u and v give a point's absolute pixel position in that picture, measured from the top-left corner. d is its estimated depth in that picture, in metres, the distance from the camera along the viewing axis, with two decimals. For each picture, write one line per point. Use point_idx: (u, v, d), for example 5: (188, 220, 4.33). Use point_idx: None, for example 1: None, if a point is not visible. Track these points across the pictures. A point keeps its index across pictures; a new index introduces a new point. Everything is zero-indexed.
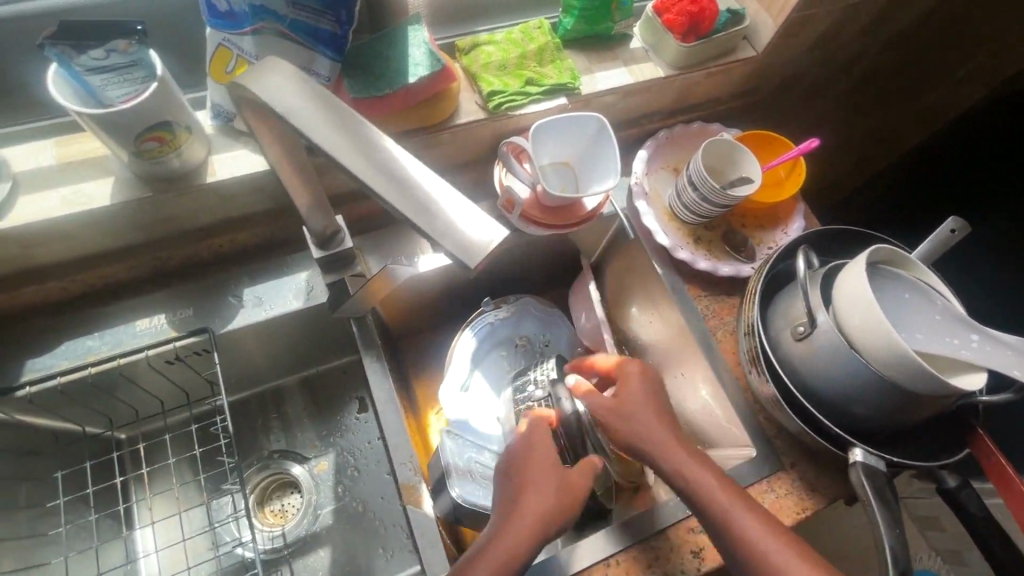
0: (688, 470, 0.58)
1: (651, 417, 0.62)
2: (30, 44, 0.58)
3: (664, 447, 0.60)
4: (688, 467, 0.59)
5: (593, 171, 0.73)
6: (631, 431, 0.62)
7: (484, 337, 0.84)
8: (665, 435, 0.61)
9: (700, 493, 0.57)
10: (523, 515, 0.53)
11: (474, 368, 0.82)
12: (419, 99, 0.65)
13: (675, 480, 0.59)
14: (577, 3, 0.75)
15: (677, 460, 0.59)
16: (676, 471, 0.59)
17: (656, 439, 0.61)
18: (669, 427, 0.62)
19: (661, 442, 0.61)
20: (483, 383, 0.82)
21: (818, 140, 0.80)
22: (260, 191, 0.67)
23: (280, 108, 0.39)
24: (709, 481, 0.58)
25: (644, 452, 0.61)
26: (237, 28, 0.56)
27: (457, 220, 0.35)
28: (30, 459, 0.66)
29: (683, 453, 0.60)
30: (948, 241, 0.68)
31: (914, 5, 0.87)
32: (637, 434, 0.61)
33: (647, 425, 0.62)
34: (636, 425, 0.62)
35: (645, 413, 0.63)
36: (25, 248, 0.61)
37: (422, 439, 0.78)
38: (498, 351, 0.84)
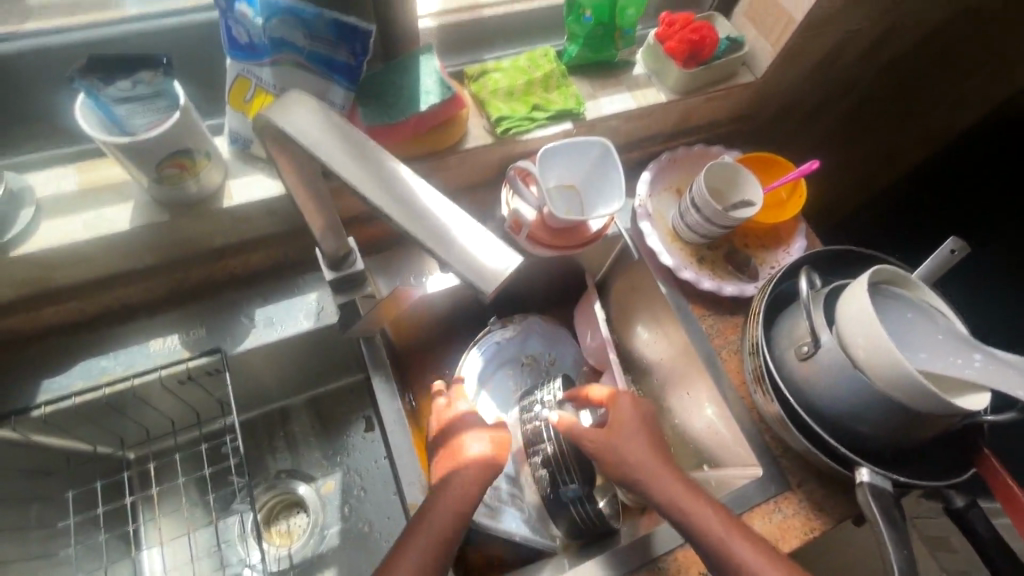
0: (683, 501, 0.59)
1: (643, 447, 0.63)
2: (57, 76, 0.61)
3: (658, 478, 0.60)
4: (682, 498, 0.59)
5: (598, 194, 0.75)
6: (623, 462, 0.62)
7: (492, 357, 0.85)
8: (657, 465, 0.62)
9: (697, 524, 0.57)
10: (463, 485, 0.61)
11: (482, 387, 0.83)
12: (429, 125, 0.67)
13: (671, 512, 0.59)
14: (581, 33, 0.77)
15: (673, 491, 0.60)
16: (671, 502, 0.59)
17: (647, 467, 0.61)
18: (661, 457, 0.63)
19: (653, 472, 0.61)
20: (490, 402, 0.82)
21: (819, 162, 0.81)
22: (274, 214, 0.69)
23: (303, 140, 0.41)
24: (704, 512, 0.58)
25: (638, 483, 0.61)
26: (257, 60, 0.59)
27: (472, 247, 0.37)
28: (42, 479, 0.66)
29: (678, 484, 0.60)
30: (948, 261, 0.69)
31: (910, 32, 0.90)
32: (631, 465, 0.62)
33: (640, 454, 0.62)
34: (627, 458, 0.62)
35: (637, 445, 0.63)
36: (45, 272, 0.62)
37: None
38: (506, 371, 0.85)
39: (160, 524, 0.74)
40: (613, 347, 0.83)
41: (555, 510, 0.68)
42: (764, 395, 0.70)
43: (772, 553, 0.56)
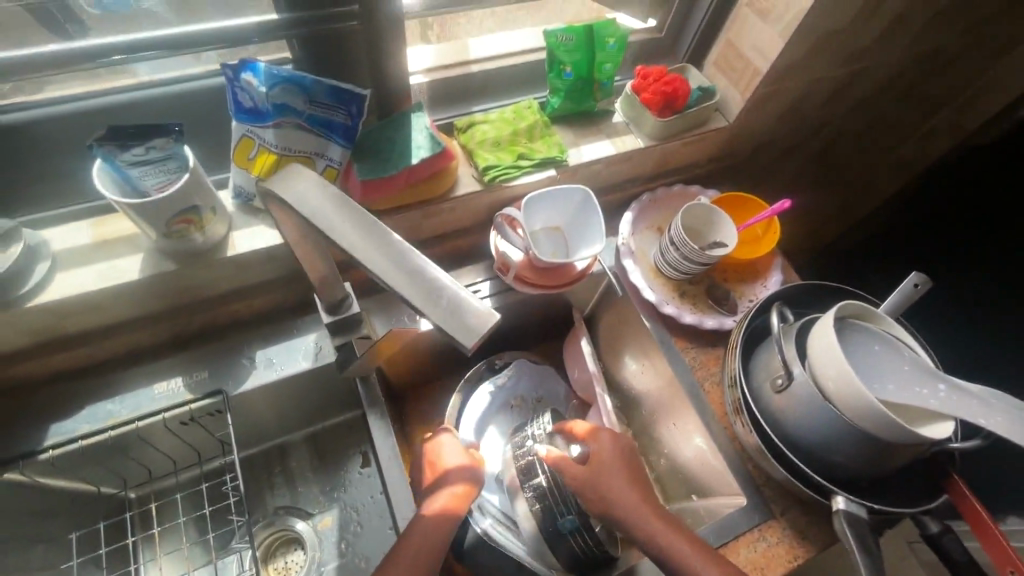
0: (660, 534, 0.62)
1: (624, 481, 0.66)
2: (76, 139, 0.65)
3: (639, 514, 0.63)
4: (659, 532, 0.62)
5: (581, 236, 0.79)
6: (606, 498, 0.65)
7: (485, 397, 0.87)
8: (637, 500, 0.64)
9: (673, 556, 0.60)
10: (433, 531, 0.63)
11: (475, 427, 0.84)
12: (420, 177, 0.72)
13: (649, 545, 0.62)
14: (562, 86, 0.83)
15: (652, 526, 0.62)
16: (648, 536, 0.62)
17: (626, 502, 0.64)
18: (642, 494, 0.65)
19: (633, 509, 0.64)
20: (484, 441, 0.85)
21: (790, 201, 0.86)
22: (275, 260, 0.73)
23: (306, 209, 0.45)
24: (682, 545, 0.61)
25: (618, 518, 0.64)
26: (261, 122, 0.63)
27: (460, 302, 0.41)
28: (47, 521, 0.68)
29: (657, 520, 0.63)
30: (912, 294, 0.73)
31: (871, 78, 0.96)
32: (615, 502, 0.64)
33: (621, 490, 0.65)
34: (609, 493, 0.65)
35: (618, 480, 0.66)
36: (57, 320, 0.66)
37: None
38: (497, 411, 0.87)
39: (160, 564, 0.75)
40: (599, 383, 0.86)
41: (552, 541, 0.71)
42: (744, 427, 0.73)
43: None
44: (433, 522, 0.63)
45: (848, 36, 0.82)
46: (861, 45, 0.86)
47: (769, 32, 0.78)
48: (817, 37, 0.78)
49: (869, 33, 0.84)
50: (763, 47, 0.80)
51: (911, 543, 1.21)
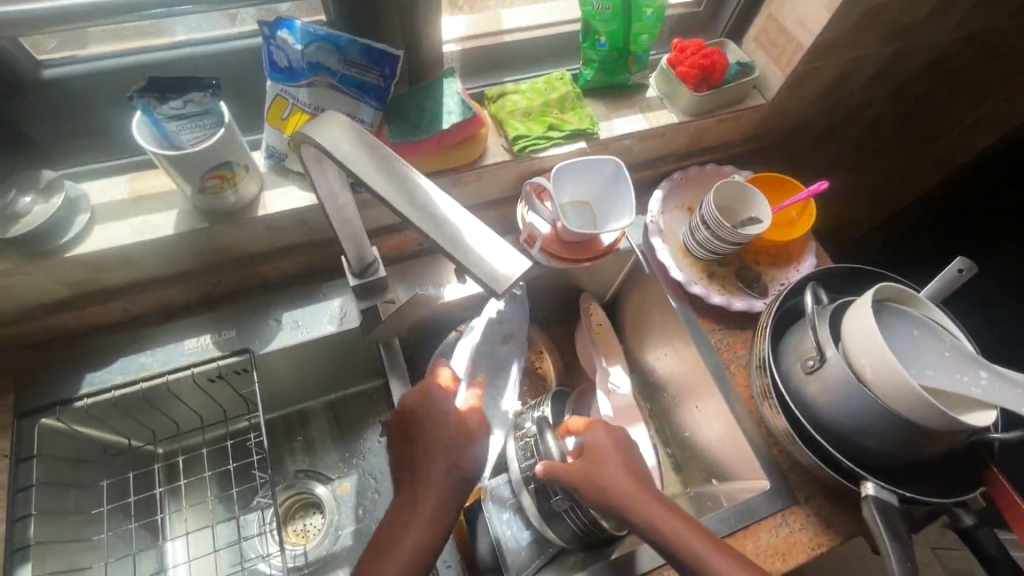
0: (657, 518, 0.60)
1: (622, 472, 0.63)
2: (116, 95, 0.67)
3: (637, 501, 0.61)
4: (661, 521, 0.59)
5: (611, 208, 0.78)
6: (601, 488, 0.62)
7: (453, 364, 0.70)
8: (635, 487, 0.62)
9: (672, 541, 0.58)
10: (442, 469, 0.60)
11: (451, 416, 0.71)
12: (451, 141, 0.72)
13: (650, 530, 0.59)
14: (597, 57, 0.81)
15: (653, 512, 0.60)
16: (647, 521, 0.60)
17: (628, 487, 0.62)
18: (640, 480, 0.63)
19: (633, 498, 0.61)
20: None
21: (828, 183, 0.83)
22: (303, 223, 0.74)
23: (338, 155, 0.45)
24: (689, 535, 0.59)
25: (617, 508, 0.61)
26: (294, 81, 0.63)
27: (485, 252, 0.40)
28: (80, 468, 0.70)
29: (658, 508, 0.60)
30: (956, 280, 0.70)
31: (921, 57, 0.92)
32: (613, 492, 0.61)
33: (617, 483, 0.62)
34: (604, 481, 0.62)
35: (614, 467, 0.63)
36: (95, 272, 0.67)
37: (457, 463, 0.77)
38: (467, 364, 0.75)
39: (185, 516, 0.78)
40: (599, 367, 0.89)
41: (551, 519, 0.71)
42: (771, 410, 0.72)
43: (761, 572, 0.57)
44: (445, 451, 0.61)
45: (899, 11, 0.78)
46: (911, 22, 0.82)
47: (815, 4, 0.75)
48: (865, 9, 0.74)
49: (920, 9, 0.80)
50: (808, 20, 0.77)
51: (935, 548, 1.18)
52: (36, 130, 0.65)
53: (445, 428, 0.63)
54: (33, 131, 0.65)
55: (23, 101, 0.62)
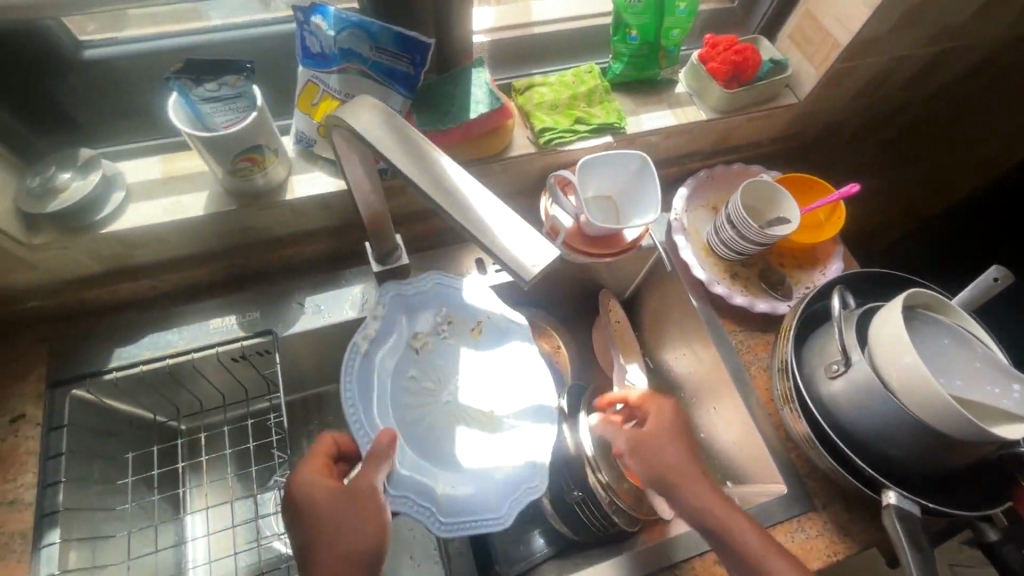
0: (706, 497, 0.61)
1: (680, 446, 0.65)
2: (153, 76, 0.68)
3: (692, 480, 0.62)
4: (712, 502, 0.61)
5: (636, 204, 0.77)
6: (661, 460, 0.64)
7: (362, 412, 0.60)
8: (685, 459, 0.64)
9: (720, 522, 0.59)
10: (339, 556, 0.52)
11: (410, 459, 0.61)
12: (478, 131, 0.71)
13: (700, 504, 0.61)
14: (626, 51, 0.81)
15: (704, 492, 0.61)
16: (696, 499, 0.61)
17: (677, 458, 0.64)
18: (688, 452, 0.65)
19: (678, 468, 0.63)
20: (444, 451, 0.63)
21: (859, 185, 0.81)
22: (329, 208, 0.75)
23: (370, 139, 0.46)
24: (737, 518, 0.60)
25: (665, 477, 0.63)
26: (326, 67, 0.64)
27: (511, 240, 0.40)
28: (107, 439, 0.72)
29: (709, 488, 0.62)
30: (990, 289, 0.68)
31: (962, 59, 0.89)
32: (670, 467, 0.63)
33: (670, 457, 0.64)
34: (665, 455, 0.64)
35: (675, 442, 0.66)
36: (128, 249, 0.69)
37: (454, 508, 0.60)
38: (399, 388, 0.65)
39: (205, 491, 0.80)
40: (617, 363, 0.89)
41: (562, 511, 0.73)
42: (792, 413, 0.70)
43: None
44: (337, 536, 0.53)
45: (942, 10, 0.76)
46: (955, 22, 0.79)
47: (855, 1, 0.73)
48: (908, 7, 0.73)
49: (965, 8, 0.77)
50: (846, 18, 0.75)
51: (953, 565, 1.15)
52: (75, 109, 0.67)
53: (329, 513, 0.54)
54: (74, 110, 0.67)
55: (64, 80, 0.64)
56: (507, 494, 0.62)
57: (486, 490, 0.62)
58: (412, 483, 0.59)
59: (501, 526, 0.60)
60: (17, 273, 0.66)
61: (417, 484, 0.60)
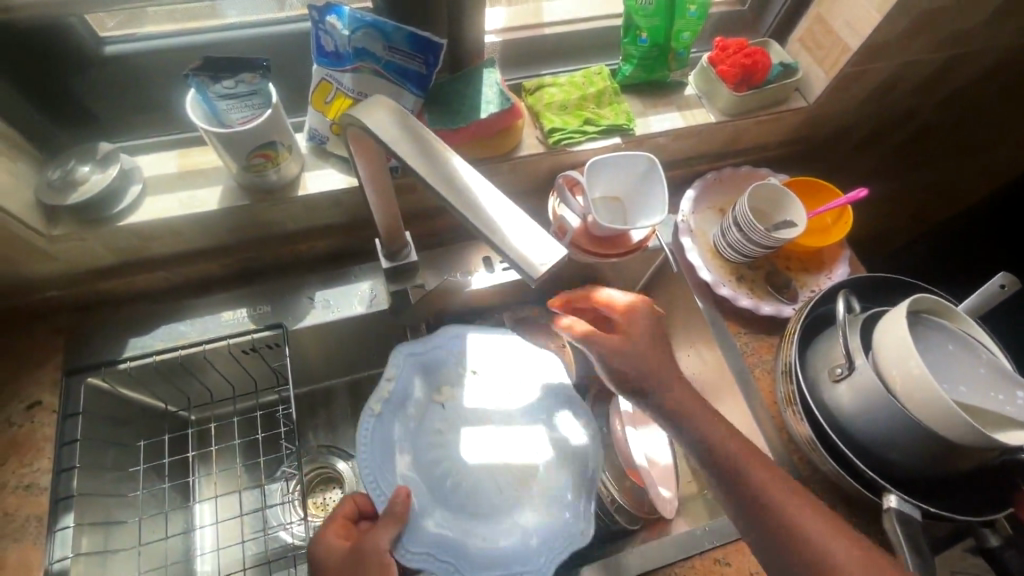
0: (692, 411, 0.61)
1: (652, 351, 0.65)
2: (170, 72, 0.69)
3: (671, 388, 0.63)
4: (698, 414, 0.61)
5: (642, 206, 0.77)
6: (630, 363, 0.64)
7: (378, 474, 0.64)
8: (662, 365, 0.64)
9: (708, 438, 0.60)
10: None
11: (436, 517, 0.64)
12: (488, 131, 0.72)
13: (683, 421, 0.61)
14: (636, 53, 0.81)
15: (688, 404, 0.62)
16: (681, 411, 0.61)
17: (653, 360, 0.64)
18: (664, 357, 0.65)
19: (653, 372, 0.64)
20: (468, 507, 0.66)
21: (867, 189, 0.81)
22: (340, 205, 0.76)
23: (383, 138, 0.47)
24: (727, 439, 0.59)
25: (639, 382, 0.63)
26: (340, 66, 0.65)
27: (520, 239, 0.41)
28: (119, 427, 0.74)
29: (693, 400, 0.62)
30: (996, 296, 0.68)
31: (973, 64, 0.89)
32: (643, 373, 0.64)
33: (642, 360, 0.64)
34: (634, 358, 0.64)
35: (644, 344, 0.66)
36: (143, 242, 0.71)
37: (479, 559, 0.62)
38: (420, 443, 0.68)
39: (214, 480, 0.81)
40: None
41: None
42: (794, 416, 0.71)
43: (852, 538, 0.54)
44: None
45: (954, 15, 0.76)
46: (966, 27, 0.79)
47: (865, 6, 0.73)
48: (918, 12, 0.73)
49: (977, 14, 0.77)
50: (857, 22, 0.75)
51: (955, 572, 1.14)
52: (96, 105, 0.69)
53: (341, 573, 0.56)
54: (94, 105, 0.69)
55: (85, 76, 0.66)
56: (543, 545, 0.64)
57: (519, 544, 0.64)
58: (432, 539, 0.62)
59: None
60: (36, 263, 0.68)
61: (442, 541, 0.62)
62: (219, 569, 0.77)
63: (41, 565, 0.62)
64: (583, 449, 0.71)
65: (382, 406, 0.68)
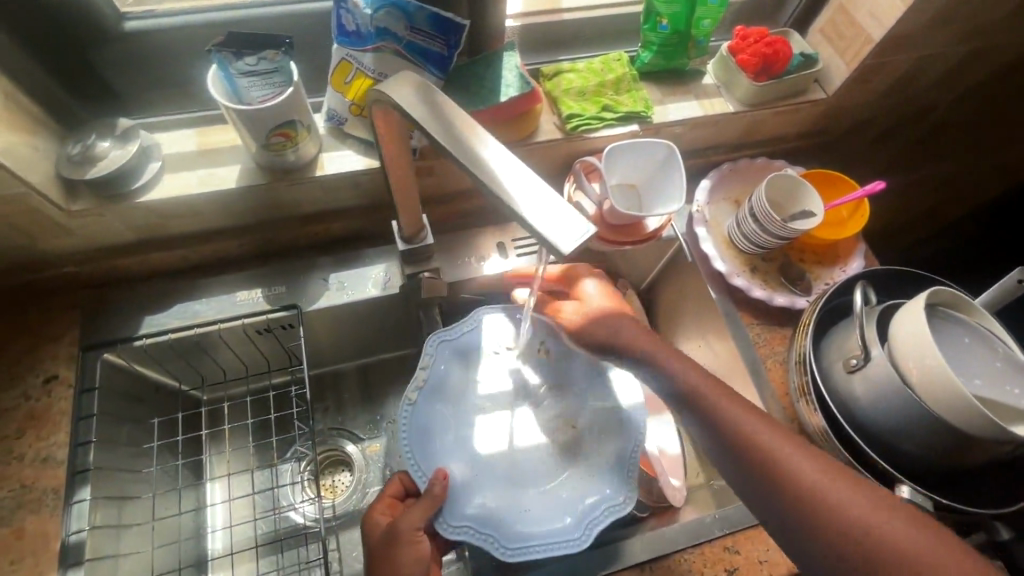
0: (684, 374, 0.63)
1: (633, 327, 0.67)
2: (191, 49, 0.69)
3: (659, 351, 0.65)
4: (691, 375, 0.62)
5: (658, 194, 0.77)
6: (608, 334, 0.67)
7: (417, 454, 0.65)
8: (636, 333, 0.67)
9: (710, 402, 0.60)
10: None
11: (479, 493, 0.66)
12: (507, 115, 0.72)
13: (654, 371, 0.64)
14: (656, 40, 0.81)
15: (677, 369, 0.63)
16: (672, 373, 0.63)
17: (628, 325, 0.68)
18: (635, 325, 0.68)
19: (621, 336, 0.67)
20: (509, 483, 0.68)
21: (884, 182, 0.81)
22: (357, 187, 0.76)
23: (410, 112, 0.47)
24: (727, 403, 0.60)
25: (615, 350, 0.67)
26: (361, 46, 0.65)
27: (544, 214, 0.40)
28: (134, 403, 0.74)
29: (683, 363, 0.63)
30: (1014, 290, 0.68)
31: (996, 57, 0.88)
32: (630, 341, 0.66)
33: (615, 328, 0.68)
34: (613, 331, 0.67)
35: (621, 322, 0.68)
36: (161, 220, 0.71)
37: (519, 531, 0.63)
38: (461, 423, 0.70)
39: (227, 458, 0.82)
40: None
41: None
42: (807, 407, 0.71)
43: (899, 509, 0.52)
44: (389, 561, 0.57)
45: (980, 7, 0.75)
46: (991, 19, 0.78)
47: None
48: (944, 3, 0.72)
49: (1000, 7, 0.77)
50: (880, 12, 0.74)
51: None
52: (117, 81, 0.69)
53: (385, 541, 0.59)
54: (115, 82, 0.69)
55: (106, 51, 0.66)
56: (582, 520, 0.65)
57: (559, 516, 0.65)
58: (472, 514, 0.63)
59: (580, 548, 0.63)
60: (55, 237, 0.68)
61: (483, 516, 0.64)
62: (231, 547, 0.78)
63: (58, 536, 0.62)
64: (625, 422, 0.72)
65: (419, 388, 0.69)
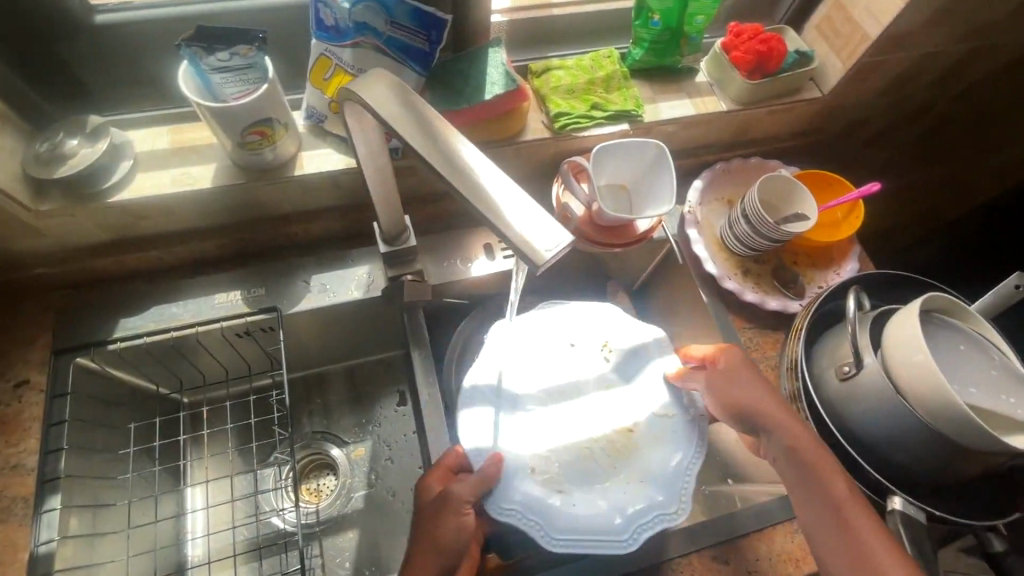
0: (783, 421, 0.61)
1: (760, 386, 0.63)
2: (164, 44, 0.67)
3: (772, 404, 0.62)
4: (786, 421, 0.61)
5: (648, 195, 0.75)
6: (734, 393, 0.63)
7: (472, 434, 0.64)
8: (768, 398, 0.63)
9: (797, 448, 0.59)
10: (434, 543, 0.57)
11: (531, 479, 0.62)
12: (493, 114, 0.70)
13: (760, 422, 0.62)
14: (647, 36, 0.79)
15: (783, 419, 0.61)
16: (774, 424, 0.61)
17: (755, 389, 0.63)
18: (768, 388, 0.63)
19: (760, 406, 0.62)
20: (563, 477, 0.64)
21: (881, 184, 0.79)
22: (339, 186, 0.74)
23: (383, 111, 0.45)
24: (816, 454, 0.59)
25: (751, 417, 0.62)
26: (340, 41, 0.63)
27: (519, 222, 0.39)
28: (110, 407, 0.72)
29: (785, 412, 0.62)
30: (1011, 296, 0.66)
31: (994, 56, 0.86)
32: (755, 404, 0.62)
33: (750, 389, 0.63)
34: (740, 389, 0.63)
35: (750, 380, 0.64)
36: (136, 219, 0.69)
37: (564, 522, 0.60)
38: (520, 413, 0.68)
39: (206, 464, 0.80)
40: None
41: None
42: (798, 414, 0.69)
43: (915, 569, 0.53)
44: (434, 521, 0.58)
45: (978, 5, 0.73)
46: (990, 18, 0.77)
47: None
48: (942, 1, 0.70)
49: (1001, 5, 0.75)
50: (877, 9, 0.72)
51: None
52: (88, 77, 0.67)
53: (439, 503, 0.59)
54: (86, 78, 0.67)
55: (76, 46, 0.63)
56: (633, 522, 0.61)
57: (610, 514, 0.61)
58: (520, 500, 0.60)
59: (626, 550, 0.59)
60: (24, 238, 0.66)
61: (533, 503, 0.61)
62: (210, 554, 0.76)
63: (27, 546, 0.60)
64: (685, 428, 0.67)
65: (479, 371, 0.69)
